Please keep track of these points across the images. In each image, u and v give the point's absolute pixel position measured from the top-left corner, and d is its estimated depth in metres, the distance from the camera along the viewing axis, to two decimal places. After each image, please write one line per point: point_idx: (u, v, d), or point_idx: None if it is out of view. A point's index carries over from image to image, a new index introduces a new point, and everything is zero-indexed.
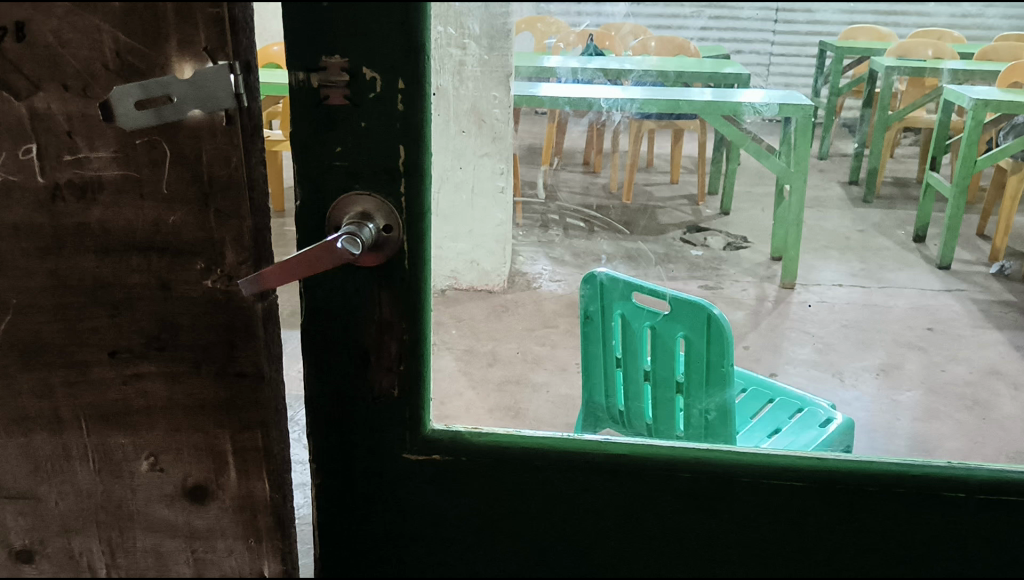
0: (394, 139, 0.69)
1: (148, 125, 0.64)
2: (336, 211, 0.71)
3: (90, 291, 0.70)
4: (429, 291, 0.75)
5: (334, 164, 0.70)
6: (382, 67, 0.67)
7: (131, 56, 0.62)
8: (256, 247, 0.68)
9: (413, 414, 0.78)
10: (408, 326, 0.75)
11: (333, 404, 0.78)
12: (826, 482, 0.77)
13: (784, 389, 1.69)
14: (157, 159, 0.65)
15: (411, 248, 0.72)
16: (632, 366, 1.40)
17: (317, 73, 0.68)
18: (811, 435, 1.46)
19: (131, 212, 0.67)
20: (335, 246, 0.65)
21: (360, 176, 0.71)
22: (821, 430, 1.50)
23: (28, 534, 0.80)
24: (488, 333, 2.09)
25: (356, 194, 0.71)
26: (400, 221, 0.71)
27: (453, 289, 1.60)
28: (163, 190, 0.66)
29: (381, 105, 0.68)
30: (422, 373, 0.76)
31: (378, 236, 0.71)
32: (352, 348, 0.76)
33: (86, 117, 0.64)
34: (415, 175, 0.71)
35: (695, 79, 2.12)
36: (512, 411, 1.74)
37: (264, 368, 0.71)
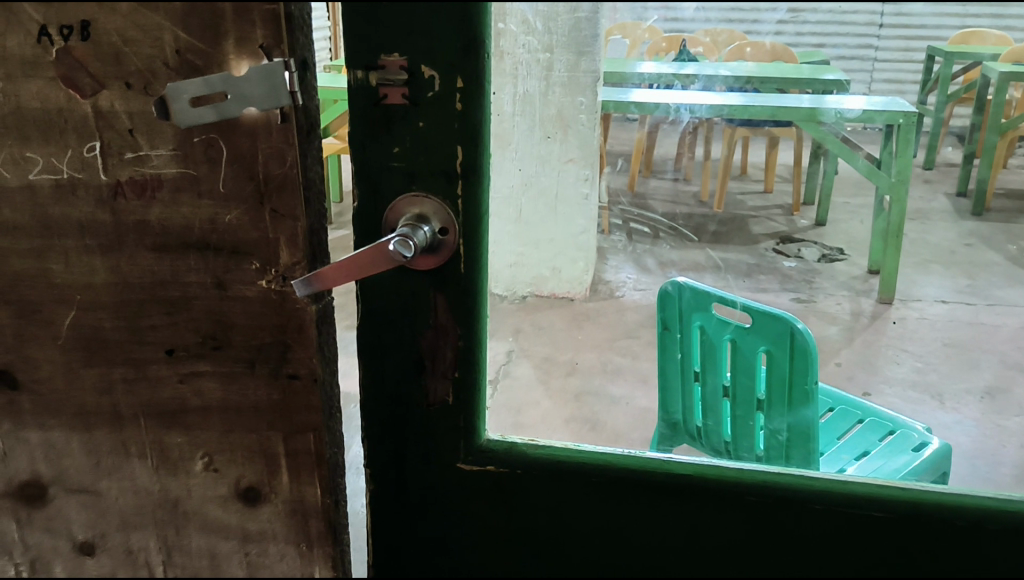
0: (452, 140, 0.67)
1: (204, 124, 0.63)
2: (393, 213, 0.70)
3: (150, 289, 0.70)
4: (486, 297, 0.73)
5: (392, 165, 0.69)
6: (442, 65, 0.65)
7: (191, 54, 0.62)
8: (305, 245, 0.67)
9: (467, 423, 0.76)
10: (463, 331, 0.72)
11: (387, 410, 0.76)
12: (909, 515, 0.72)
13: (876, 408, 1.59)
14: (214, 157, 0.65)
15: (469, 253, 0.70)
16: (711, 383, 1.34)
17: (376, 71, 0.66)
18: (899, 463, 1.39)
19: (190, 210, 0.67)
20: (387, 248, 0.64)
21: (417, 178, 0.69)
22: (914, 457, 1.42)
23: (89, 528, 0.81)
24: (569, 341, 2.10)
25: (413, 196, 0.69)
26: (458, 223, 0.69)
27: (533, 295, 1.59)
28: (221, 189, 0.66)
29: (440, 105, 0.66)
30: (477, 380, 0.74)
31: (433, 239, 0.69)
32: (407, 355, 0.74)
33: (146, 115, 0.64)
34: (474, 179, 0.68)
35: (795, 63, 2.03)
36: (589, 420, 1.73)
37: (318, 370, 0.70)
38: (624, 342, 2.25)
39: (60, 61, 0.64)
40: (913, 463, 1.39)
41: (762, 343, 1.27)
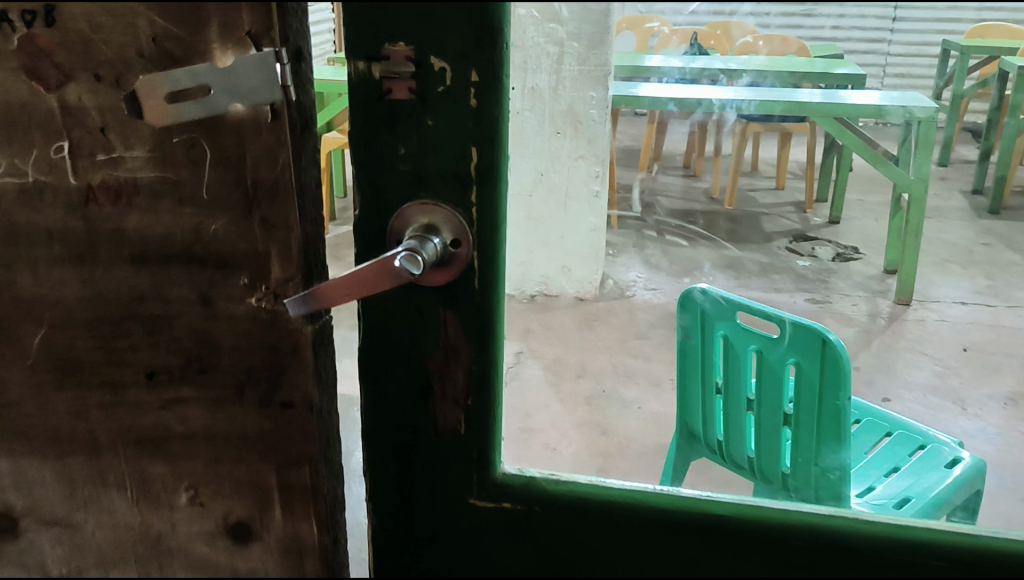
0: (466, 140, 0.60)
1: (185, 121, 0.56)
2: (400, 222, 0.62)
3: (127, 305, 0.63)
4: (503, 316, 0.65)
5: (397, 167, 0.61)
6: (454, 56, 0.57)
7: (169, 43, 0.55)
8: (299, 258, 0.59)
9: (482, 455, 0.68)
10: (476, 353, 0.65)
11: (392, 439, 0.69)
12: (971, 565, 0.64)
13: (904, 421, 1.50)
14: (196, 159, 0.57)
15: (484, 268, 0.63)
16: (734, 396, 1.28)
17: (380, 63, 0.59)
18: (924, 486, 1.33)
19: (170, 217, 0.59)
20: (393, 264, 0.57)
21: (426, 183, 0.61)
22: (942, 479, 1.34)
23: (66, 564, 0.73)
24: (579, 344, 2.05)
25: (422, 203, 0.62)
26: (472, 234, 0.62)
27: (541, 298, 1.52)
28: (205, 194, 0.58)
29: (451, 101, 0.59)
30: (493, 408, 0.67)
31: (444, 252, 0.62)
32: (414, 380, 0.67)
33: (120, 111, 0.57)
34: (490, 185, 0.61)
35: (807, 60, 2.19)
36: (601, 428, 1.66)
37: (314, 398, 0.63)
38: (635, 343, 2.22)
39: (23, 50, 0.57)
40: (939, 485, 1.33)
41: (790, 354, 1.19)
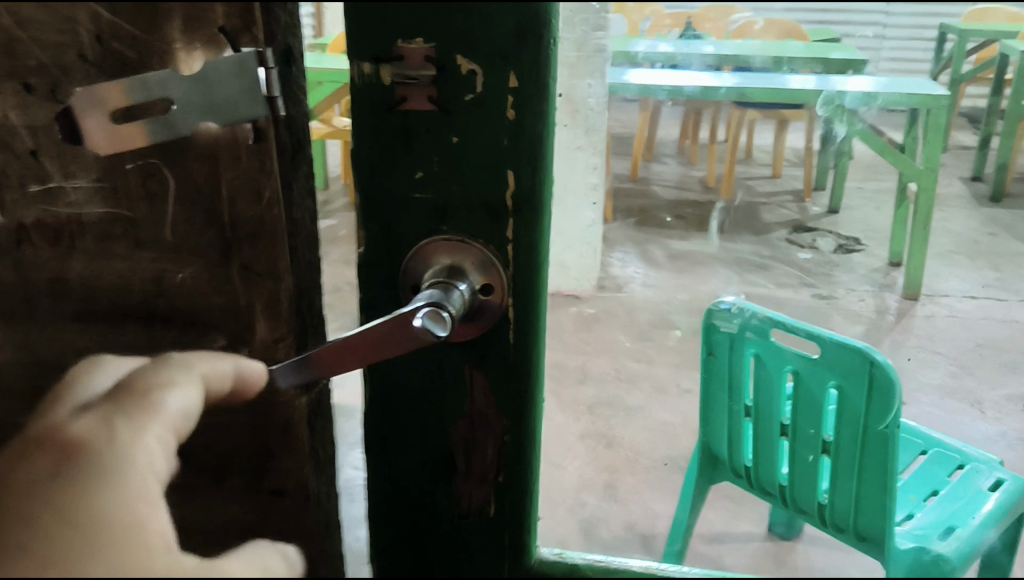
0: (501, 163, 0.47)
1: (145, 149, 0.47)
2: (418, 264, 0.50)
3: (75, 367, 0.55)
4: (543, 376, 0.53)
5: (413, 197, 0.49)
6: (488, 56, 0.45)
7: (118, 42, 0.44)
8: (286, 316, 0.51)
9: (514, 542, 0.56)
10: (511, 424, 0.53)
11: (407, 522, 0.57)
12: None
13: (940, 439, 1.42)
14: (154, 192, 0.48)
15: (521, 320, 0.50)
16: (765, 417, 1.18)
17: (391, 64, 0.46)
18: (966, 514, 1.23)
19: (126, 267, 0.51)
20: (412, 322, 0.45)
21: (450, 215, 0.49)
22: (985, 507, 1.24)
23: None
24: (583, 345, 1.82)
25: (445, 241, 0.49)
26: (507, 278, 0.50)
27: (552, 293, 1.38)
28: (176, 242, 0.50)
29: (483, 114, 0.46)
30: (529, 484, 0.55)
31: (473, 301, 0.49)
32: (433, 453, 0.55)
33: (55, 138, 0.48)
34: (532, 219, 0.48)
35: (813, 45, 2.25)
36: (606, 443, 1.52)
37: (312, 485, 0.61)
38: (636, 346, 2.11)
39: None
40: (984, 511, 1.22)
41: (831, 377, 1.09)
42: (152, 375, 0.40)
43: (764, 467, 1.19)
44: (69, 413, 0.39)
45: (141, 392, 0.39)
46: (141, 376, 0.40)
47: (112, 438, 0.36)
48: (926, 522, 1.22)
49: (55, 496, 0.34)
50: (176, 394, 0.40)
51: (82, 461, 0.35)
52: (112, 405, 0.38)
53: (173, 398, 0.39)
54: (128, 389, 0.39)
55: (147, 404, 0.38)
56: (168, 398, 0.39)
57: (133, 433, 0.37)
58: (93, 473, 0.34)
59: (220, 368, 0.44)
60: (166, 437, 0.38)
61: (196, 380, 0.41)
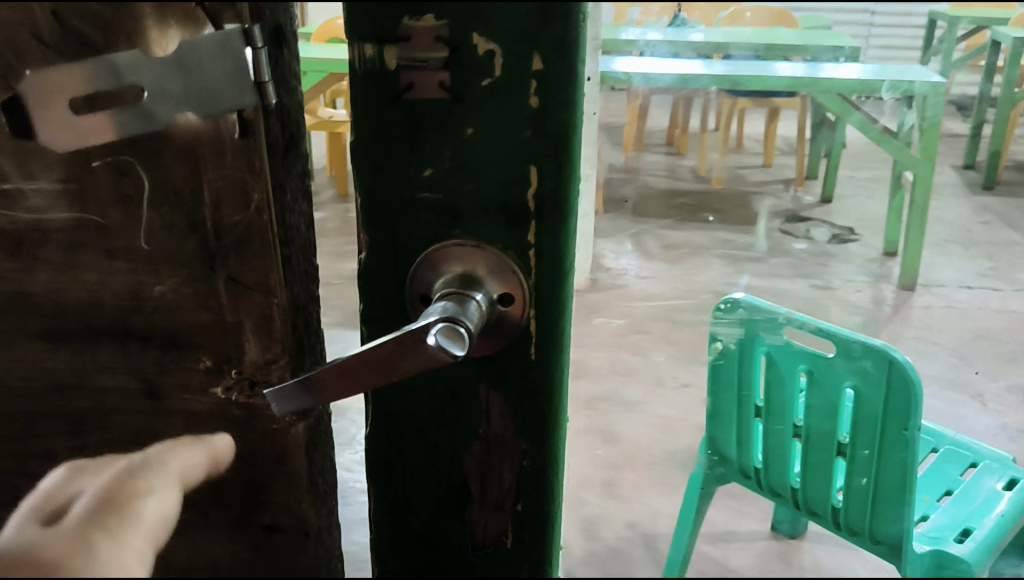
0: (522, 158, 0.42)
1: (115, 146, 0.42)
2: (426, 272, 0.44)
3: (44, 396, 0.52)
4: (566, 396, 0.48)
5: (421, 197, 0.43)
6: (508, 36, 0.39)
7: (80, 21, 0.39)
8: (276, 334, 0.46)
9: (535, 572, 0.51)
10: (531, 447, 0.48)
11: (415, 551, 0.52)
12: None
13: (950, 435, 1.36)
14: (129, 195, 0.44)
15: (543, 334, 0.45)
16: (778, 420, 1.13)
17: (397, 45, 0.40)
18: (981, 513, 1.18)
19: (96, 280, 0.47)
20: (425, 341, 0.39)
21: (463, 216, 0.43)
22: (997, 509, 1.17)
23: None
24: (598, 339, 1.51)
25: (457, 246, 0.44)
26: (528, 287, 0.44)
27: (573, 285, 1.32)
28: (153, 254, 0.45)
29: (502, 101, 0.40)
30: (551, 513, 0.50)
31: (490, 312, 0.44)
32: (444, 479, 0.50)
33: (15, 144, 0.44)
34: (555, 221, 0.43)
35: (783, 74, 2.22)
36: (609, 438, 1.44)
37: (310, 521, 0.54)
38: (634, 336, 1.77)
39: None
40: (998, 510, 1.17)
41: (848, 379, 1.03)
42: (130, 481, 0.38)
43: (775, 473, 1.19)
44: (34, 525, 0.35)
45: (119, 492, 0.36)
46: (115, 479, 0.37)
47: (104, 536, 0.33)
48: (939, 524, 1.19)
49: None
50: (154, 501, 0.37)
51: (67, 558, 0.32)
52: (89, 510, 0.35)
53: (150, 505, 0.37)
54: (106, 494, 0.36)
55: (125, 510, 0.35)
56: (147, 506, 0.36)
57: (118, 540, 0.34)
58: None
59: (186, 459, 0.44)
60: (147, 549, 0.35)
61: (167, 491, 0.39)
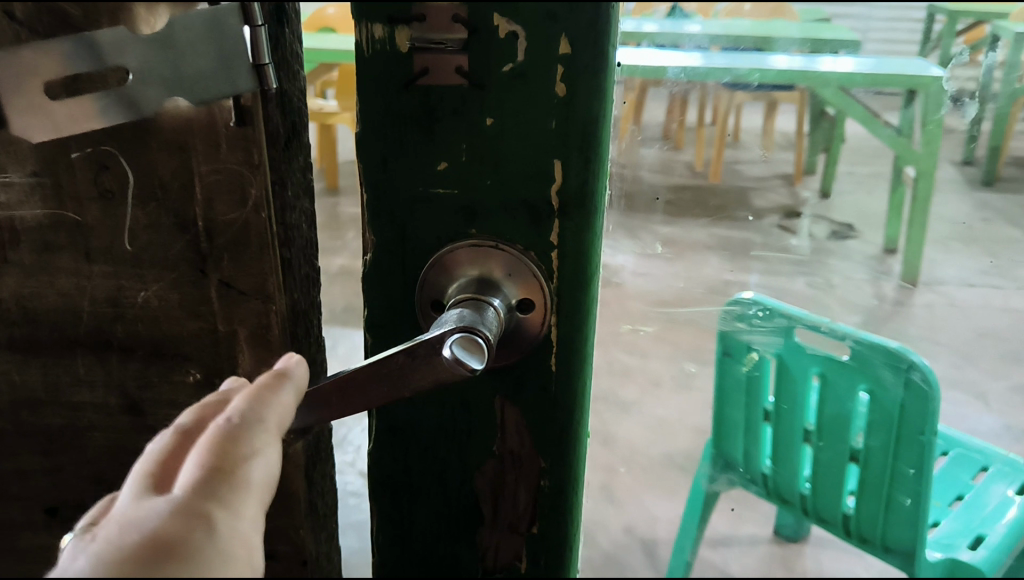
0: (546, 150, 0.38)
1: (98, 138, 0.40)
2: (438, 275, 0.41)
3: (14, 413, 0.51)
4: (587, 409, 0.44)
5: (432, 193, 0.40)
6: (533, 15, 0.35)
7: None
8: (273, 345, 0.46)
9: None
10: (549, 466, 0.44)
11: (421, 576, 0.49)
12: None
13: None
14: (108, 190, 0.41)
15: (565, 344, 0.42)
16: None
17: (410, 26, 0.36)
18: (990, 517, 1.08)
19: (73, 284, 0.45)
20: (440, 351, 0.35)
21: (480, 215, 0.39)
22: None
23: None
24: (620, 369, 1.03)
25: (472, 247, 0.40)
26: (549, 292, 0.41)
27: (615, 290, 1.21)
28: (137, 256, 0.43)
29: (526, 88, 0.36)
30: (569, 536, 0.46)
31: (507, 321, 0.40)
32: (454, 500, 0.46)
33: None
34: (581, 221, 0.39)
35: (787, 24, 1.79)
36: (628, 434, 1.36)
37: (307, 548, 0.54)
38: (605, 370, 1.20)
39: None
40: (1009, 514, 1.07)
41: (862, 381, 1.02)
42: (230, 434, 0.29)
43: (784, 472, 1.19)
44: (131, 502, 0.28)
45: (222, 455, 0.29)
46: (217, 430, 0.29)
47: (215, 530, 0.26)
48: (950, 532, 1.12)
49: None
50: (261, 459, 0.29)
51: (180, 559, 0.25)
52: (193, 485, 0.28)
53: (258, 467, 0.29)
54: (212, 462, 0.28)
55: (235, 482, 0.28)
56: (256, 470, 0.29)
57: (235, 521, 0.27)
58: None
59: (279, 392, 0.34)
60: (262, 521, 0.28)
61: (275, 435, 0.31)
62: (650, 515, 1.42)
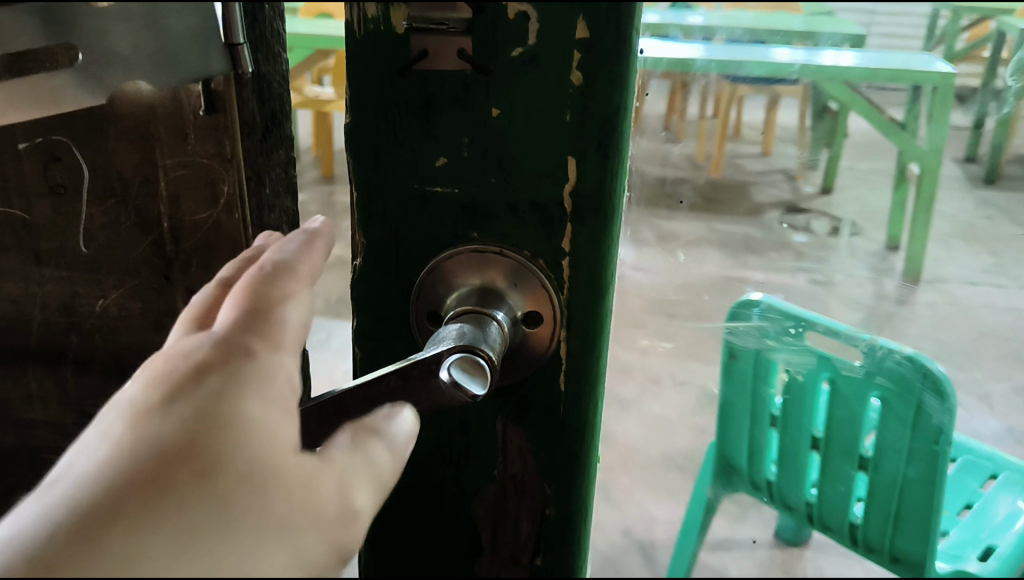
0: (558, 144, 0.33)
1: (48, 129, 0.44)
2: (435, 283, 0.36)
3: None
4: (598, 432, 0.40)
5: (429, 191, 0.35)
6: None
7: None
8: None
9: None
10: (556, 493, 0.40)
11: None
12: None
13: None
14: (58, 184, 0.46)
15: (575, 362, 0.37)
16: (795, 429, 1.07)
17: (407, 3, 0.32)
18: (1002, 523, 1.00)
19: (22, 290, 0.49)
20: (442, 374, 0.31)
21: (484, 218, 0.35)
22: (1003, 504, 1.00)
23: None
24: (624, 364, 1.05)
25: (474, 253, 0.36)
26: (559, 303, 0.36)
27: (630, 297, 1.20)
28: (93, 258, 0.48)
29: (537, 75, 0.32)
30: (575, 568, 0.42)
31: (513, 335, 0.36)
32: (450, 525, 0.42)
33: None
34: (596, 225, 0.35)
35: (791, 19, 1.77)
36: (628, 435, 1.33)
37: None
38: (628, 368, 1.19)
39: None
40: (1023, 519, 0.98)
41: (874, 388, 0.97)
42: (266, 279, 0.28)
43: (790, 484, 1.15)
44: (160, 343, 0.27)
45: (259, 294, 0.28)
46: (254, 273, 0.28)
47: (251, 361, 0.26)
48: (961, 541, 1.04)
49: (201, 501, 0.22)
50: (296, 303, 0.28)
51: (215, 389, 0.25)
52: (230, 324, 0.27)
53: (294, 309, 0.28)
54: (247, 304, 0.27)
55: (270, 322, 0.27)
56: (290, 312, 0.28)
57: (270, 357, 0.26)
58: (231, 466, 0.23)
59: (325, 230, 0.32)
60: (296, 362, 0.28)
61: (312, 278, 0.30)
62: (648, 516, 1.40)
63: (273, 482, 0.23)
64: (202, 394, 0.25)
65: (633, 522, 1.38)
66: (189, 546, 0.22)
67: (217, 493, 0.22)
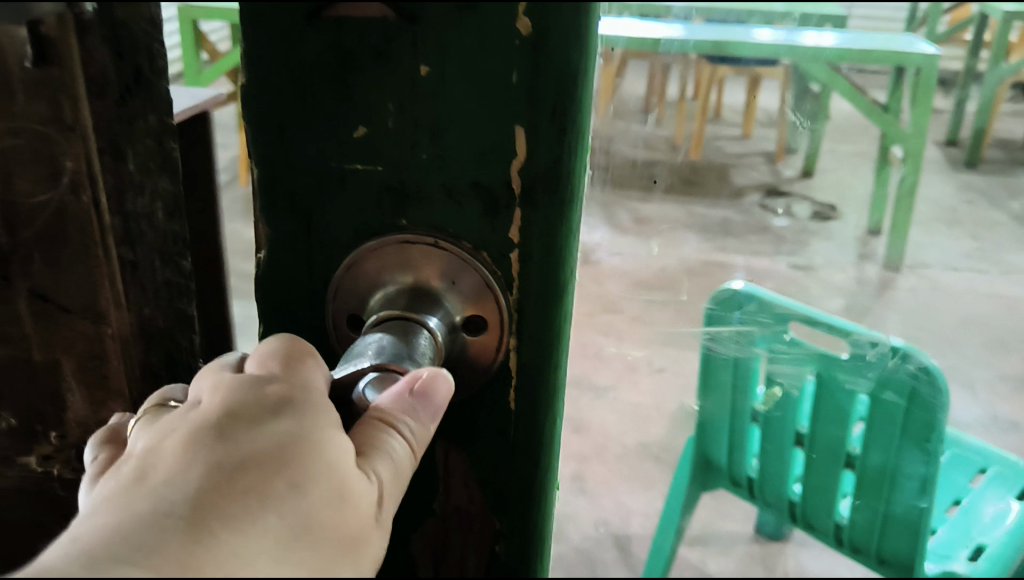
0: (501, 112, 0.27)
1: None
2: (359, 280, 0.30)
3: None
4: (556, 456, 0.34)
5: (348, 172, 0.29)
6: None
7: None
8: (110, 382, 0.41)
9: None
10: (505, 530, 0.34)
11: None
12: None
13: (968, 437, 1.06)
14: None
15: (527, 375, 0.31)
16: (778, 427, 1.04)
17: None
18: (991, 522, 0.95)
19: None
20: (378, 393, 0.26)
21: (413, 207, 0.29)
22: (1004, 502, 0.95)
23: None
24: (594, 361, 0.98)
25: (403, 247, 0.30)
26: (507, 307, 0.30)
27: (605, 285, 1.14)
28: None
29: (474, 25, 0.26)
30: None
31: (449, 345, 0.30)
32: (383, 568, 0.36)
33: None
34: (551, 214, 0.29)
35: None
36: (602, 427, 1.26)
37: None
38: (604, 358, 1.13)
39: None
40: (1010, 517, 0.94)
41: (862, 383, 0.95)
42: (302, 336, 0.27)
43: (772, 483, 1.10)
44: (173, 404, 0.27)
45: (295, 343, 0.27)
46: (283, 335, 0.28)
47: (282, 382, 0.25)
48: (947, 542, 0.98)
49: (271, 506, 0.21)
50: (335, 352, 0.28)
51: (280, 407, 0.24)
52: (273, 363, 0.26)
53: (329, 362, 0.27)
54: (286, 350, 0.26)
55: (312, 360, 0.26)
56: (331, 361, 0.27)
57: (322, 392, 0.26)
58: (298, 474, 0.22)
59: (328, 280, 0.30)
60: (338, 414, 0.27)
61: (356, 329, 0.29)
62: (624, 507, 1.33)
63: (325, 473, 0.23)
64: (245, 412, 0.24)
65: (609, 514, 1.30)
66: (264, 538, 0.21)
67: (277, 486, 0.22)
